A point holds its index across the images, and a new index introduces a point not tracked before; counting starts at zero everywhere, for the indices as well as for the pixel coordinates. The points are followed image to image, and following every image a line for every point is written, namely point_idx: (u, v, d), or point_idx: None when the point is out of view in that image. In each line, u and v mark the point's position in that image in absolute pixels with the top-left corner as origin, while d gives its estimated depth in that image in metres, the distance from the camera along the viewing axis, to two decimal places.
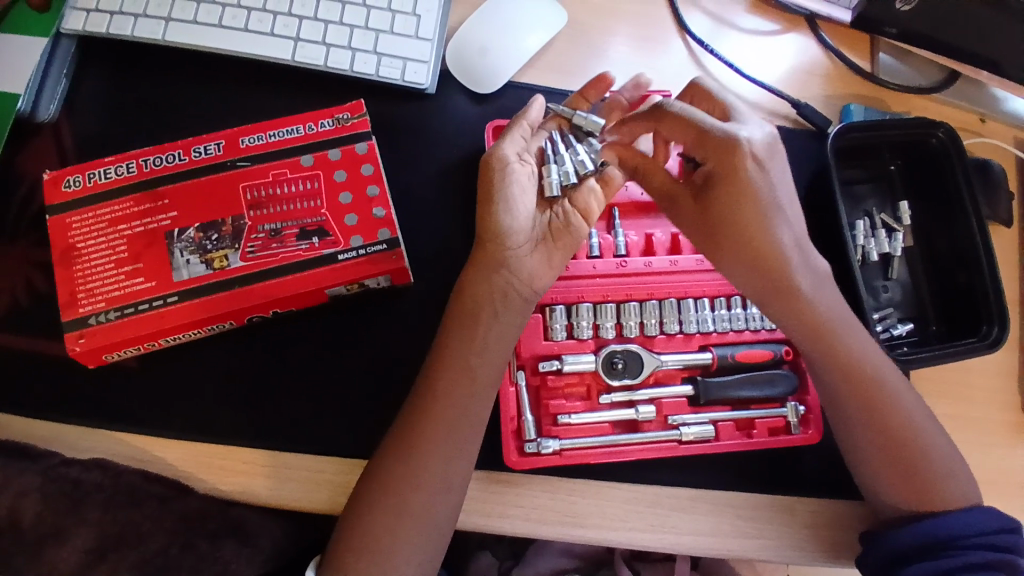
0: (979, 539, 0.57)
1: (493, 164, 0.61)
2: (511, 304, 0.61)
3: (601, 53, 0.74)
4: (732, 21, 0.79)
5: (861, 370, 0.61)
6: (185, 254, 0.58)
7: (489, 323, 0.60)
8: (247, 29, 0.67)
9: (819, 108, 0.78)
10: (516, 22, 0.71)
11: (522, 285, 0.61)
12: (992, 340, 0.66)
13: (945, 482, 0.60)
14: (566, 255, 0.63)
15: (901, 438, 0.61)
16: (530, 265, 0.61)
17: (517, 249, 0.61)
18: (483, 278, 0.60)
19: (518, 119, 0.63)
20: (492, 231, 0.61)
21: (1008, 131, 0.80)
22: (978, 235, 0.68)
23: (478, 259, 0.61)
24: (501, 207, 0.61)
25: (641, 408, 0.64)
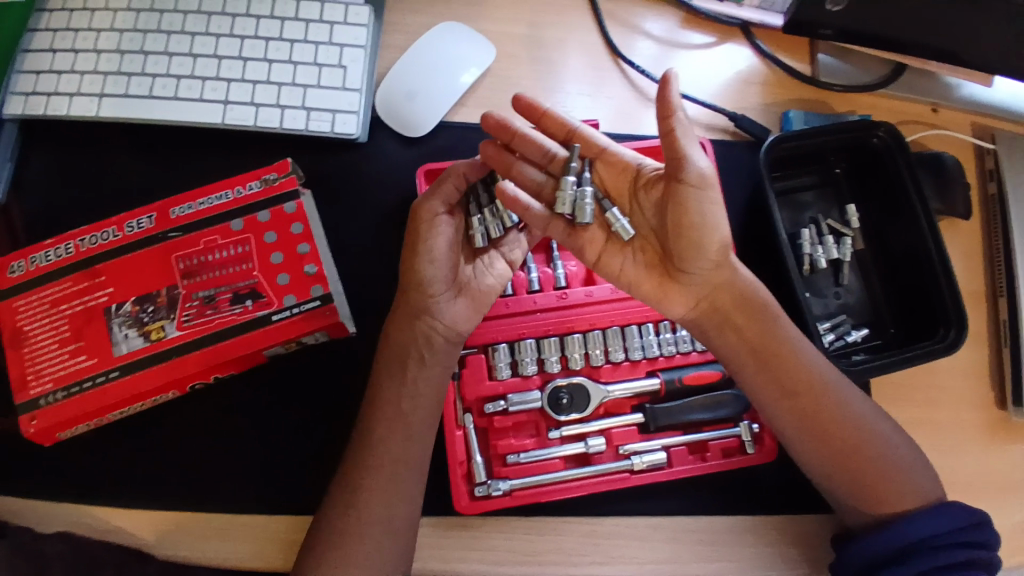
0: (950, 538, 0.56)
1: (419, 218, 0.62)
2: (436, 348, 0.63)
3: (532, 84, 0.74)
4: (671, 39, 0.78)
5: (809, 384, 0.60)
6: (124, 329, 0.60)
7: (415, 369, 0.62)
8: (177, 96, 0.69)
9: (758, 116, 0.76)
10: (442, 63, 0.72)
11: (447, 331, 0.63)
12: (950, 342, 0.64)
13: (906, 482, 0.59)
14: (488, 301, 0.65)
15: (853, 441, 0.60)
16: (452, 311, 0.63)
17: (439, 297, 0.63)
18: (405, 327, 0.62)
19: (452, 171, 0.63)
20: (414, 281, 0.62)
21: (965, 118, 0.80)
22: (928, 234, 0.66)
23: (402, 307, 0.63)
24: (427, 257, 0.62)
25: (591, 442, 0.63)
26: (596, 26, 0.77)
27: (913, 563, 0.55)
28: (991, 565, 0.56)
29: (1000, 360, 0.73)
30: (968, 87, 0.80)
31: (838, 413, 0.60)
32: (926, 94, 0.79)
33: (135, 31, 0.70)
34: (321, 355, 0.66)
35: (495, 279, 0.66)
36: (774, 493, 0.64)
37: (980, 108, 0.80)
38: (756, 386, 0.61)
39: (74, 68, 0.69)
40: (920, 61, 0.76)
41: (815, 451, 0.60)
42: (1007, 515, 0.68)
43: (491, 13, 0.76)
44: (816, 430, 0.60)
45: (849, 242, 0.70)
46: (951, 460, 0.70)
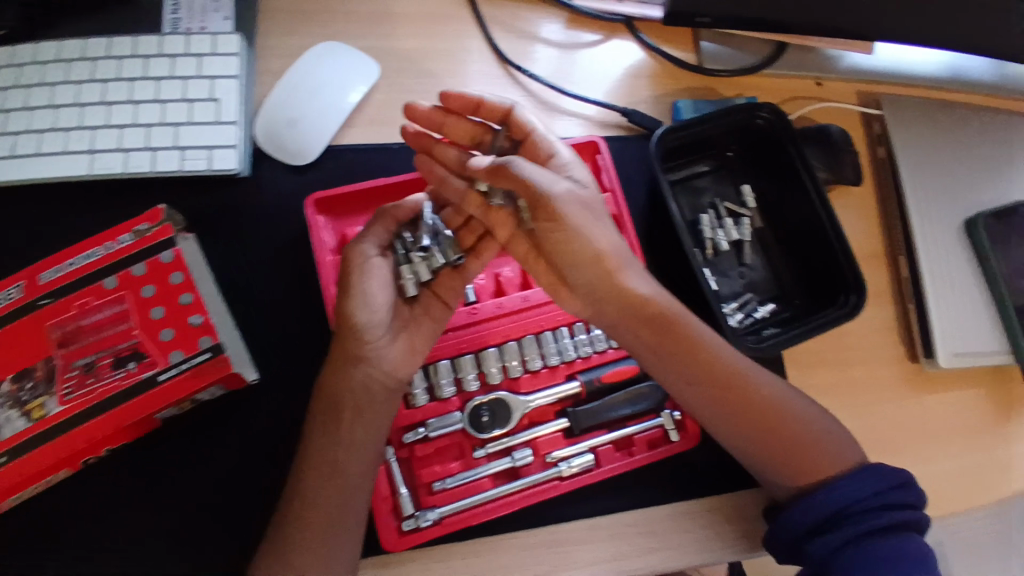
0: (872, 501, 0.56)
1: (350, 263, 0.58)
2: (376, 398, 0.59)
3: (422, 96, 0.72)
4: (572, 42, 0.77)
5: (716, 373, 0.60)
6: (3, 411, 0.54)
7: (352, 419, 0.57)
8: (36, 152, 0.64)
9: (650, 110, 0.77)
10: (323, 86, 0.68)
11: (386, 377, 0.59)
12: (851, 307, 0.65)
13: (822, 447, 0.60)
14: (427, 342, 0.61)
15: (767, 418, 0.60)
16: (390, 356, 0.59)
17: (376, 342, 0.58)
18: (342, 377, 0.58)
19: (381, 214, 0.61)
20: (347, 326, 0.58)
21: (849, 88, 0.81)
22: (819, 205, 0.68)
23: (336, 354, 0.58)
24: (361, 300, 0.58)
25: (517, 455, 0.62)
26: (480, 32, 0.75)
27: (839, 531, 0.56)
28: (916, 521, 0.57)
29: (902, 314, 0.75)
30: (850, 57, 0.81)
31: (751, 397, 0.60)
32: (808, 70, 0.80)
33: None
34: (228, 405, 0.63)
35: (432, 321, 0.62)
36: (704, 475, 0.65)
37: (864, 76, 0.81)
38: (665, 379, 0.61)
39: None
40: (801, 37, 0.77)
41: (733, 435, 0.61)
42: (929, 463, 0.71)
43: (371, 27, 0.73)
44: (729, 413, 0.60)
45: (747, 222, 0.72)
46: (875, 419, 0.71)
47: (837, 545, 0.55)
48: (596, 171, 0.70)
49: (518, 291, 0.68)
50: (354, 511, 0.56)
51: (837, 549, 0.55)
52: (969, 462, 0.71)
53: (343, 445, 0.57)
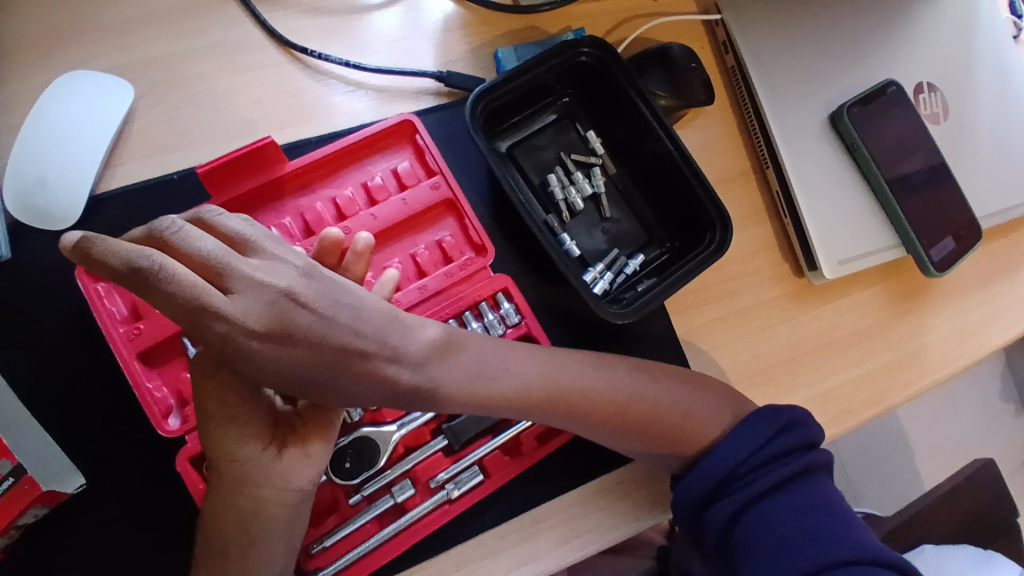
0: (762, 455, 0.54)
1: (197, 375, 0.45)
2: (273, 520, 0.49)
3: (200, 111, 0.61)
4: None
5: (577, 398, 0.53)
6: None
7: (244, 546, 0.49)
8: None
9: (470, 65, 0.68)
10: (66, 128, 0.57)
11: (280, 492, 0.49)
12: (720, 243, 0.61)
13: (690, 419, 0.55)
14: (322, 442, 0.50)
15: (619, 407, 0.54)
16: (279, 469, 0.48)
17: (255, 457, 0.47)
18: (228, 507, 0.48)
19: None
20: (221, 449, 0.47)
21: None
22: (666, 139, 0.61)
23: (218, 482, 0.48)
24: (225, 420, 0.47)
25: (397, 489, 0.56)
26: (250, 15, 0.63)
27: (735, 492, 0.53)
28: (809, 460, 0.54)
29: (782, 230, 0.71)
30: None
31: (623, 392, 0.54)
32: None
33: None
34: (65, 517, 0.55)
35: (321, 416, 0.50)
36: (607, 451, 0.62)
37: None
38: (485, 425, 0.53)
39: None
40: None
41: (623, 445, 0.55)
42: (835, 371, 0.69)
43: (117, 42, 0.61)
44: (569, 423, 0.54)
45: (598, 172, 0.66)
46: (771, 344, 0.68)
47: (735, 508, 0.53)
48: (421, 154, 0.63)
49: None
50: None
51: (736, 512, 0.53)
52: (868, 361, 0.70)
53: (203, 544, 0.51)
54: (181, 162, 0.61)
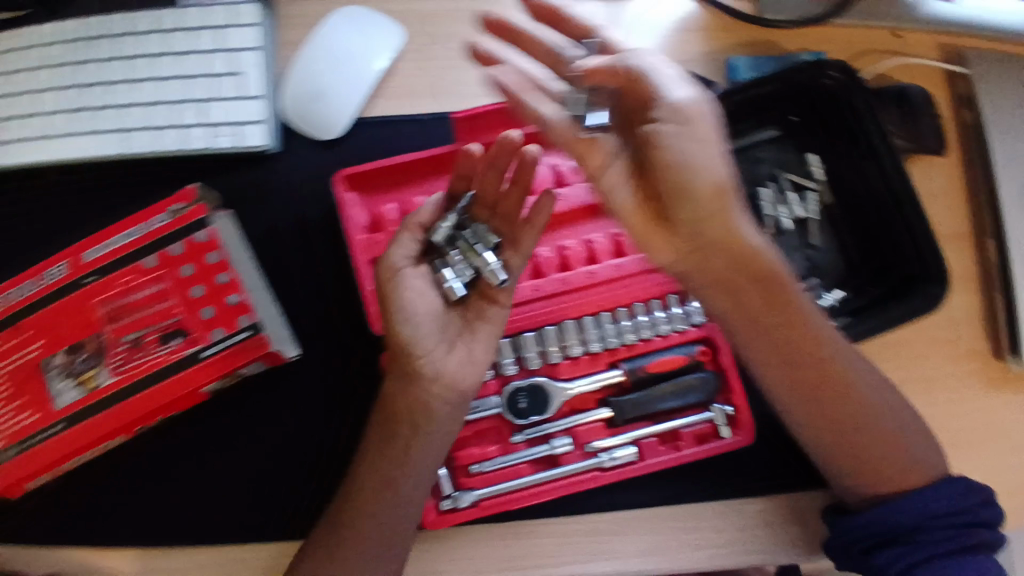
0: (951, 519, 0.54)
1: (381, 277, 0.56)
2: (437, 416, 0.58)
3: (448, 59, 0.65)
4: None
5: (825, 360, 0.56)
6: (62, 381, 0.58)
7: (409, 435, 0.58)
8: (69, 133, 0.61)
9: (703, 68, 0.68)
10: (348, 50, 0.61)
11: (445, 390, 0.58)
12: (930, 300, 0.60)
13: (902, 456, 0.56)
14: (487, 346, 0.59)
15: (836, 379, 0.57)
16: (450, 365, 0.58)
17: (429, 355, 0.57)
18: (402, 396, 0.58)
19: (405, 225, 0.59)
20: (398, 346, 0.57)
21: (932, 40, 0.69)
22: (897, 180, 0.61)
23: (393, 372, 0.59)
24: (405, 318, 0.56)
25: (556, 442, 0.61)
26: None
27: (916, 546, 0.53)
28: (992, 542, 0.55)
29: (991, 306, 0.66)
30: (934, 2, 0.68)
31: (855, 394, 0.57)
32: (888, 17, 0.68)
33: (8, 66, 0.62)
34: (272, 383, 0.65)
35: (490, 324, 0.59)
36: (758, 474, 0.62)
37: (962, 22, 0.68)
38: (733, 337, 0.56)
39: None
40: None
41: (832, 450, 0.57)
42: None
43: None
44: (801, 364, 0.56)
45: (813, 197, 0.64)
46: (952, 417, 0.63)
47: (913, 561, 0.53)
48: None
49: (558, 272, 0.64)
50: (397, 499, 0.58)
51: (913, 566, 0.53)
52: None
53: (390, 439, 0.58)
54: (429, 104, 0.65)
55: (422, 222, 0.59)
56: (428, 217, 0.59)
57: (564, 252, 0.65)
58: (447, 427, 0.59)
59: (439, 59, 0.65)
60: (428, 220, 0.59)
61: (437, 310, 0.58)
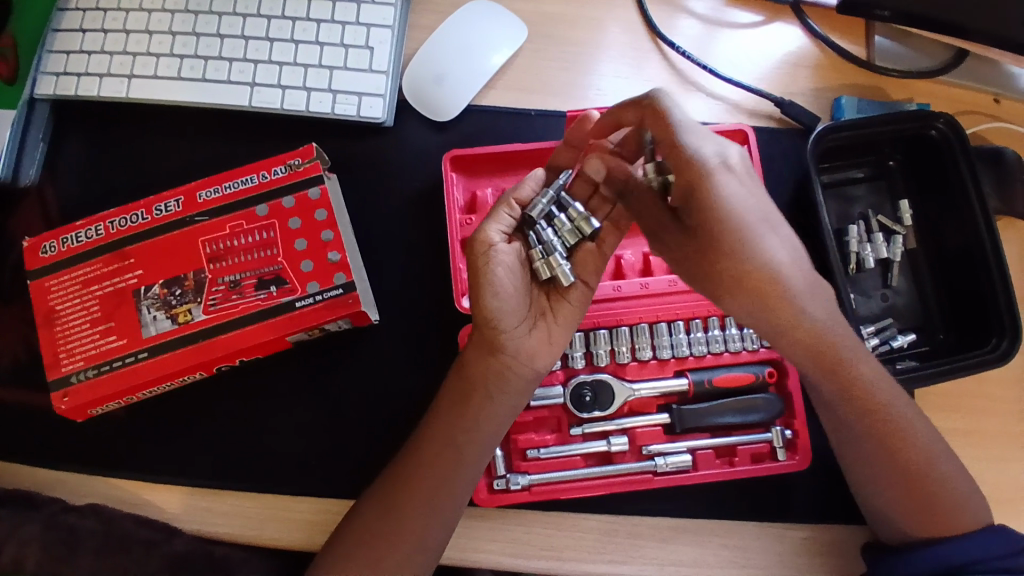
0: (997, 562, 0.54)
1: (477, 249, 0.58)
2: (510, 386, 0.60)
3: (564, 66, 0.70)
4: (716, 18, 0.72)
5: (877, 401, 0.56)
6: (152, 311, 0.60)
7: (481, 404, 0.59)
8: (206, 79, 0.66)
9: (807, 103, 0.71)
10: (473, 43, 0.68)
11: (521, 365, 0.60)
12: (1003, 353, 0.61)
13: (954, 502, 0.56)
14: (566, 330, 0.61)
15: (898, 433, 0.57)
16: (528, 344, 0.60)
17: (512, 330, 0.59)
18: (479, 364, 0.59)
19: (506, 199, 0.61)
20: (485, 318, 0.58)
21: None
22: (985, 233, 0.62)
23: (476, 341, 0.59)
24: (495, 292, 0.57)
25: (614, 440, 0.62)
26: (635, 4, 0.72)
27: None
28: None
29: None
30: None
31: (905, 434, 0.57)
32: (988, 83, 0.70)
33: (164, 11, 0.67)
34: (342, 343, 0.66)
35: (572, 313, 0.62)
36: (806, 502, 0.62)
37: None
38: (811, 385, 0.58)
39: (103, 48, 0.67)
40: (981, 48, 0.67)
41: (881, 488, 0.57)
42: None
43: None
44: (852, 420, 0.57)
45: (900, 241, 0.67)
46: (1011, 476, 0.63)
47: None
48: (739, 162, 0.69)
49: (637, 277, 0.67)
50: (455, 466, 0.58)
51: None
52: None
53: (459, 411, 0.59)
54: (537, 102, 0.70)
55: (522, 200, 0.62)
56: (528, 195, 0.62)
57: (647, 256, 0.68)
58: (517, 399, 0.60)
59: (553, 65, 0.70)
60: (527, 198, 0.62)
61: (523, 288, 0.60)
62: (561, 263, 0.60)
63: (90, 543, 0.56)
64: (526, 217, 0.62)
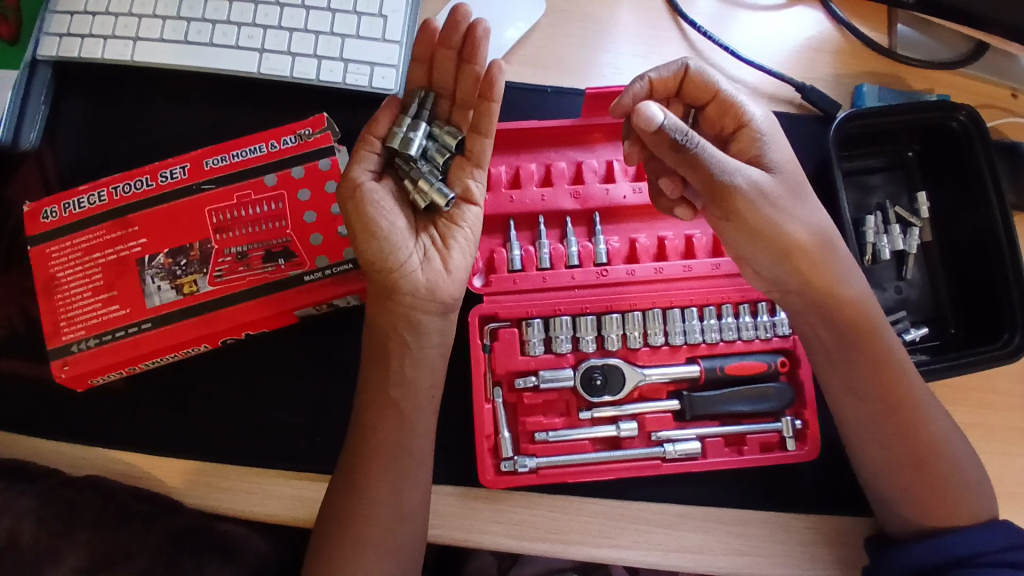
0: (996, 555, 0.53)
1: (345, 195, 0.54)
2: (423, 326, 0.57)
3: (580, 43, 0.69)
4: None
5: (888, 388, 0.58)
6: (156, 281, 0.58)
7: (399, 351, 0.57)
8: (214, 44, 0.64)
9: (828, 90, 0.69)
10: (489, 16, 0.66)
11: (424, 301, 0.57)
12: (1014, 347, 0.61)
13: (960, 494, 0.56)
14: (463, 253, 0.59)
15: (906, 403, 0.58)
16: (426, 277, 0.57)
17: (405, 267, 0.55)
18: (383, 314, 0.57)
19: (363, 137, 0.56)
20: (373, 264, 0.55)
21: None
22: (1001, 227, 0.62)
23: (372, 292, 0.57)
24: (373, 236, 0.54)
25: (623, 425, 0.62)
26: None
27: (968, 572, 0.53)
28: None
29: None
30: None
31: (910, 420, 0.58)
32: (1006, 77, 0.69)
33: None
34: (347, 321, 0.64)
35: (466, 238, 0.59)
36: (813, 490, 0.63)
37: None
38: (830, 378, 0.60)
39: (108, 9, 0.65)
40: (999, 41, 0.65)
41: (889, 477, 0.58)
42: None
43: None
44: (864, 385, 0.58)
45: (917, 233, 0.66)
46: (1016, 471, 0.63)
47: None
48: None
49: (651, 261, 0.66)
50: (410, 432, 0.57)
51: None
52: None
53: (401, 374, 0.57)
54: (553, 80, 0.69)
55: (382, 134, 0.56)
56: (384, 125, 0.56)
57: (662, 241, 0.67)
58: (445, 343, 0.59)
59: (570, 41, 0.69)
60: (384, 132, 0.57)
61: (407, 226, 0.56)
62: (431, 185, 0.55)
63: (88, 516, 0.55)
64: (386, 154, 0.57)
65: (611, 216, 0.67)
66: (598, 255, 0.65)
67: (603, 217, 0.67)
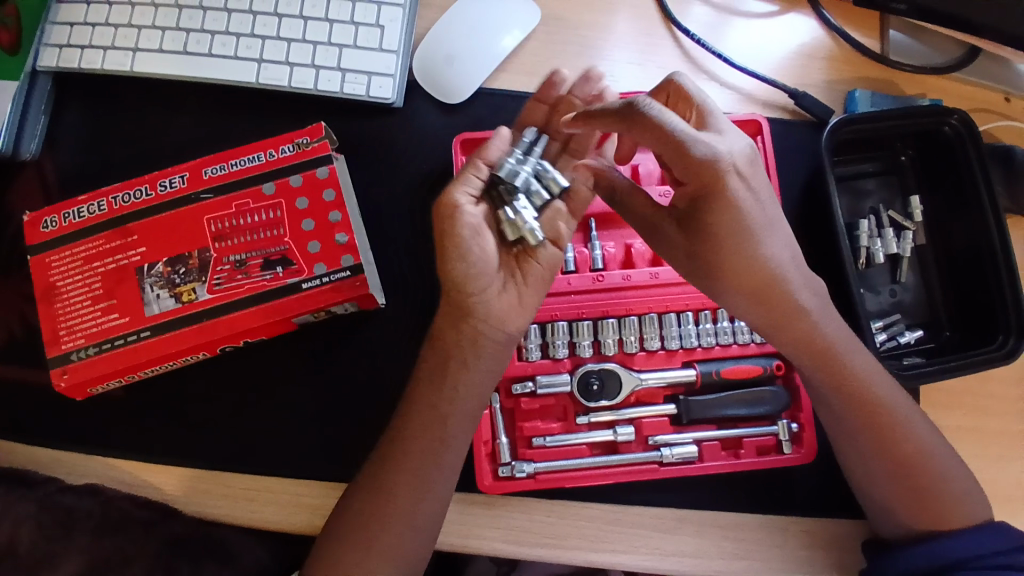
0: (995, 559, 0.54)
1: (442, 212, 0.54)
2: (484, 352, 0.57)
3: (577, 49, 0.69)
4: (729, 5, 0.72)
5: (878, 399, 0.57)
6: (155, 289, 0.59)
7: (457, 374, 0.56)
8: (212, 54, 0.65)
9: (821, 96, 0.70)
10: (486, 24, 0.67)
11: (492, 330, 0.56)
12: (1008, 350, 0.61)
13: (954, 500, 0.57)
14: (535, 290, 0.58)
15: (888, 413, 0.57)
16: (500, 309, 0.56)
17: (483, 294, 0.56)
18: (451, 332, 0.56)
19: (472, 160, 0.57)
20: (454, 283, 0.55)
21: None
22: (994, 232, 0.62)
23: (446, 311, 0.57)
24: (458, 256, 0.54)
25: (620, 430, 0.62)
26: None
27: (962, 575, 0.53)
28: None
29: None
30: None
31: (903, 428, 0.57)
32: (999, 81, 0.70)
33: None
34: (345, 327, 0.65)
35: (543, 276, 0.58)
36: (808, 495, 0.62)
37: None
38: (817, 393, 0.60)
39: (107, 20, 0.66)
40: (993, 45, 0.66)
41: (884, 484, 0.58)
42: None
43: None
44: (836, 401, 0.58)
45: (910, 237, 0.66)
46: (1010, 474, 0.63)
47: None
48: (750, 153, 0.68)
49: (646, 266, 0.66)
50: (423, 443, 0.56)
51: None
52: None
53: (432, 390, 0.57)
54: None
55: (490, 161, 0.57)
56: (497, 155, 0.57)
57: None
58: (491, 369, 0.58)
59: (567, 48, 0.69)
60: (495, 159, 0.57)
61: (494, 253, 0.56)
62: (527, 222, 0.56)
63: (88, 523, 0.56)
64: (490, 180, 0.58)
65: (607, 221, 0.68)
66: (595, 261, 0.65)
67: (599, 223, 0.67)
